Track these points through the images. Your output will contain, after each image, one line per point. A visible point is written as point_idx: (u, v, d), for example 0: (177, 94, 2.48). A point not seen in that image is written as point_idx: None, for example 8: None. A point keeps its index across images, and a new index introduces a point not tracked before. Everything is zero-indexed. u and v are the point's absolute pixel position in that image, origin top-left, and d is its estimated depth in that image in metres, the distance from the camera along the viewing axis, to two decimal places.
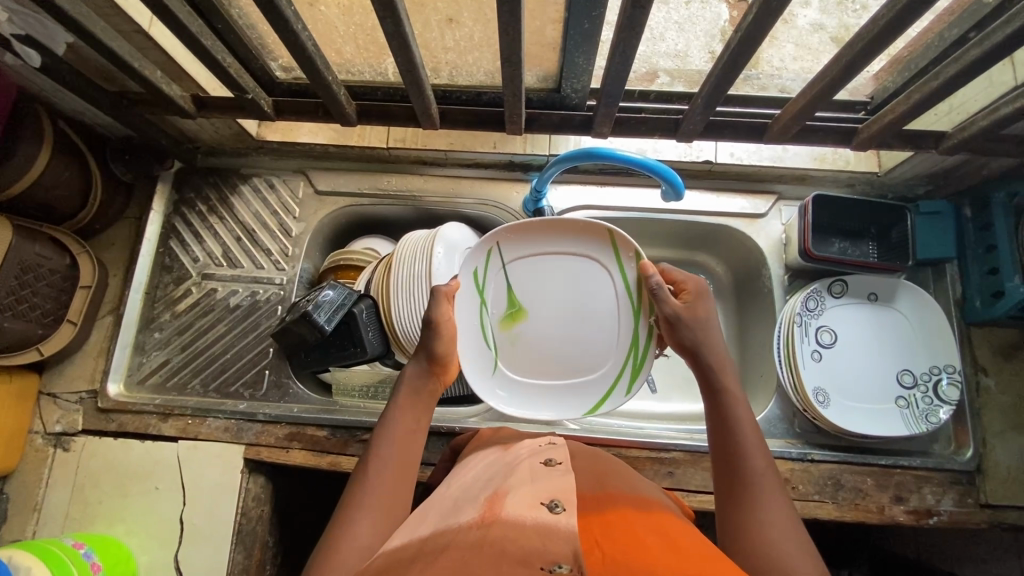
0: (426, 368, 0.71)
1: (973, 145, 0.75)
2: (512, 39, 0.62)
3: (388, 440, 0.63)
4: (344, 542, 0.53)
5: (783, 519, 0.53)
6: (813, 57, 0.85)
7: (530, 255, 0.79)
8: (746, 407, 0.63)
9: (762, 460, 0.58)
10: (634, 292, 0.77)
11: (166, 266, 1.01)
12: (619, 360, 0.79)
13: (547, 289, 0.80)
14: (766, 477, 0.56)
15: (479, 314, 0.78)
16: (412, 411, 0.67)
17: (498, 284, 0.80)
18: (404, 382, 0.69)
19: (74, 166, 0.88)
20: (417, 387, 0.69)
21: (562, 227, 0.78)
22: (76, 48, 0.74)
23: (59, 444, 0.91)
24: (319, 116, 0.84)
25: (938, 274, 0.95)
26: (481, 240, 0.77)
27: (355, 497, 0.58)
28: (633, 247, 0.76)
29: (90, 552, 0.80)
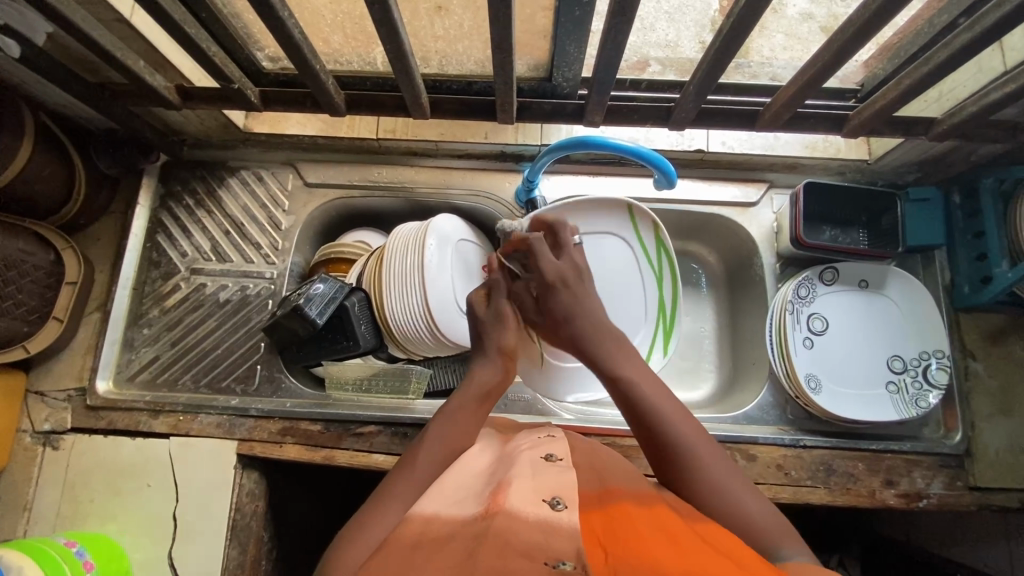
0: (498, 364, 0.68)
1: (962, 131, 0.75)
2: (503, 26, 0.61)
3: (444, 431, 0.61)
4: (371, 526, 0.52)
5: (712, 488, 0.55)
6: (803, 47, 0.82)
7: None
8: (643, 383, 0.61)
9: (686, 424, 0.58)
10: (653, 254, 0.93)
11: (154, 261, 0.99)
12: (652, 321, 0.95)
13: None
14: (700, 444, 0.57)
15: None
16: (471, 410, 0.64)
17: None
18: (475, 378, 0.67)
19: (57, 160, 0.86)
20: (489, 388, 0.66)
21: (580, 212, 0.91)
22: (57, 38, 0.73)
23: (48, 442, 0.89)
24: (307, 106, 0.82)
25: (927, 261, 0.96)
26: (504, 228, 0.87)
27: (394, 479, 0.57)
28: (650, 217, 0.91)
29: (82, 551, 0.79)
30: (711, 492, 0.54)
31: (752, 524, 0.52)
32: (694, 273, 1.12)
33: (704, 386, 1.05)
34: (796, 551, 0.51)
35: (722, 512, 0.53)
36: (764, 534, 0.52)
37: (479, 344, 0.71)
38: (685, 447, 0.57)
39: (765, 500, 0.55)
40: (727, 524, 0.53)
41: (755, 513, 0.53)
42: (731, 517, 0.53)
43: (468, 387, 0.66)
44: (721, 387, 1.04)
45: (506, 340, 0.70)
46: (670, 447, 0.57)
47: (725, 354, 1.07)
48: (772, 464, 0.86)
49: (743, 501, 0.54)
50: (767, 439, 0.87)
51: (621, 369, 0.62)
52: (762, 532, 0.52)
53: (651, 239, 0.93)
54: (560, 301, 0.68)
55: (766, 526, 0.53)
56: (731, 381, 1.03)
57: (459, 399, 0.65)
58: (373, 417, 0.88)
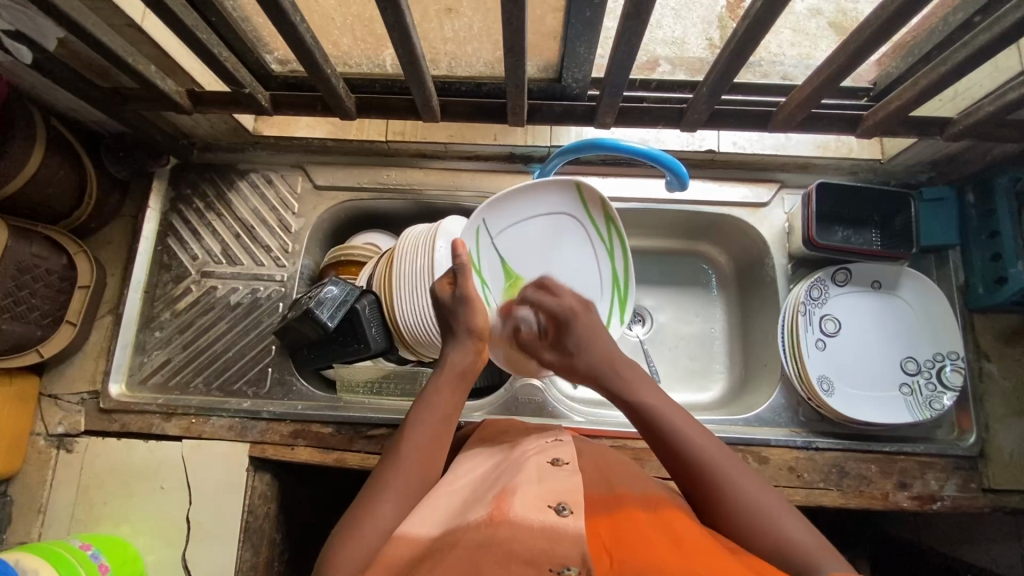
0: (469, 347, 0.70)
1: (978, 130, 0.74)
2: (515, 29, 0.60)
3: (423, 418, 0.63)
4: (367, 524, 0.53)
5: (747, 500, 0.52)
6: (812, 44, 0.83)
7: (514, 222, 0.83)
8: (660, 399, 0.60)
9: (707, 441, 0.56)
10: (603, 230, 0.88)
11: (165, 264, 1.00)
12: (606, 296, 0.90)
13: (536, 253, 0.85)
14: (720, 457, 0.55)
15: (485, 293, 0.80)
16: (450, 390, 0.65)
17: (491, 259, 0.81)
18: (450, 362, 0.68)
19: (68, 165, 0.87)
20: (464, 368, 0.68)
21: (529, 191, 0.82)
22: (68, 44, 0.73)
23: (62, 445, 0.90)
24: (318, 110, 0.83)
25: (941, 261, 0.95)
26: (472, 218, 0.78)
27: (385, 472, 0.58)
28: (598, 195, 0.85)
29: (98, 553, 0.79)
30: (744, 509, 0.52)
31: (788, 541, 0.50)
32: (704, 274, 1.11)
33: (715, 388, 1.05)
34: (843, 572, 0.48)
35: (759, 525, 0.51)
36: (804, 553, 0.50)
37: (448, 328, 0.71)
38: (709, 459, 0.55)
39: (801, 518, 0.53)
40: (764, 540, 0.51)
41: (794, 534, 0.51)
42: (770, 537, 0.51)
43: (445, 371, 0.67)
44: (732, 388, 1.04)
45: (476, 319, 0.70)
46: (687, 454, 0.56)
47: (736, 355, 1.06)
48: (784, 467, 0.86)
49: (779, 520, 0.51)
50: (780, 441, 0.87)
51: (635, 388, 0.61)
52: (802, 552, 0.50)
53: (600, 215, 0.87)
54: (574, 333, 0.67)
55: (809, 547, 0.50)
56: (742, 383, 1.03)
57: (436, 383, 0.66)
58: (385, 420, 0.88)
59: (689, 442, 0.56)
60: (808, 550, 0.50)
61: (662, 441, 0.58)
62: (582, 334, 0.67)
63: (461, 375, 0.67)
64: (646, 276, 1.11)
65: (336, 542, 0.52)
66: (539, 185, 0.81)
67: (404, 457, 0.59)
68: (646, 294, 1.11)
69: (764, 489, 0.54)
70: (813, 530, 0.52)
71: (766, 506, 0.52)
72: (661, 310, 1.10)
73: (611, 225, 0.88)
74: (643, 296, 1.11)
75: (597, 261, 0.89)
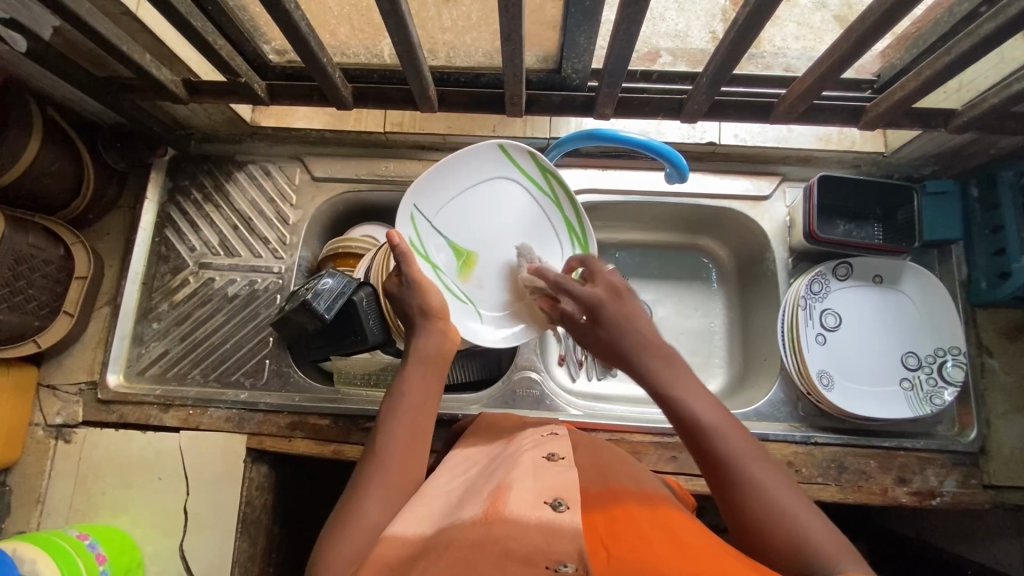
0: (434, 330, 0.67)
1: (983, 123, 0.73)
2: (512, 17, 0.60)
3: (397, 410, 0.61)
4: (353, 524, 0.52)
5: (773, 500, 0.51)
6: (817, 36, 0.81)
7: (452, 198, 0.77)
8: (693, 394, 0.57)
9: (736, 436, 0.55)
10: (542, 182, 0.80)
11: (163, 255, 0.99)
12: (565, 247, 0.82)
13: (480, 220, 0.78)
14: (748, 457, 0.54)
15: (434, 275, 0.75)
16: (420, 377, 0.64)
17: (437, 241, 0.76)
18: (416, 348, 0.66)
19: (65, 155, 0.86)
20: (432, 353, 0.66)
21: (456, 163, 0.76)
22: (64, 32, 0.73)
23: (60, 436, 0.90)
24: (315, 100, 0.82)
25: (943, 255, 0.94)
26: (402, 205, 0.72)
27: (369, 472, 0.57)
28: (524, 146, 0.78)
29: (95, 544, 0.79)
30: (760, 501, 0.52)
31: (808, 542, 0.49)
32: (703, 268, 1.10)
33: (713, 382, 1.04)
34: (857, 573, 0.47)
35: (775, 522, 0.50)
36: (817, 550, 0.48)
37: (407, 320, 0.69)
38: (738, 456, 0.54)
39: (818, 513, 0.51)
40: (778, 535, 0.50)
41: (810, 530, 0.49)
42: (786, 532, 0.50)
43: (413, 359, 0.65)
44: (731, 383, 1.03)
45: (431, 300, 0.68)
46: (718, 451, 0.54)
47: (736, 349, 1.06)
48: (782, 461, 0.85)
49: (799, 517, 0.50)
50: (778, 436, 0.86)
51: (671, 380, 0.58)
52: (817, 548, 0.48)
53: (533, 168, 0.79)
54: (608, 317, 0.62)
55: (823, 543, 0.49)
56: (742, 377, 1.02)
57: (405, 372, 0.64)
58: None
59: (720, 440, 0.55)
60: (830, 546, 0.49)
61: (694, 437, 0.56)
62: (612, 319, 0.62)
63: (430, 367, 0.65)
64: (645, 270, 1.11)
65: (325, 544, 0.52)
66: (468, 152, 0.76)
67: (382, 454, 0.58)
68: (645, 288, 1.10)
69: (789, 486, 0.53)
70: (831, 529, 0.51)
71: (789, 503, 0.51)
72: (660, 304, 1.09)
73: (549, 173, 0.80)
74: (641, 290, 1.10)
75: (545, 216, 0.81)
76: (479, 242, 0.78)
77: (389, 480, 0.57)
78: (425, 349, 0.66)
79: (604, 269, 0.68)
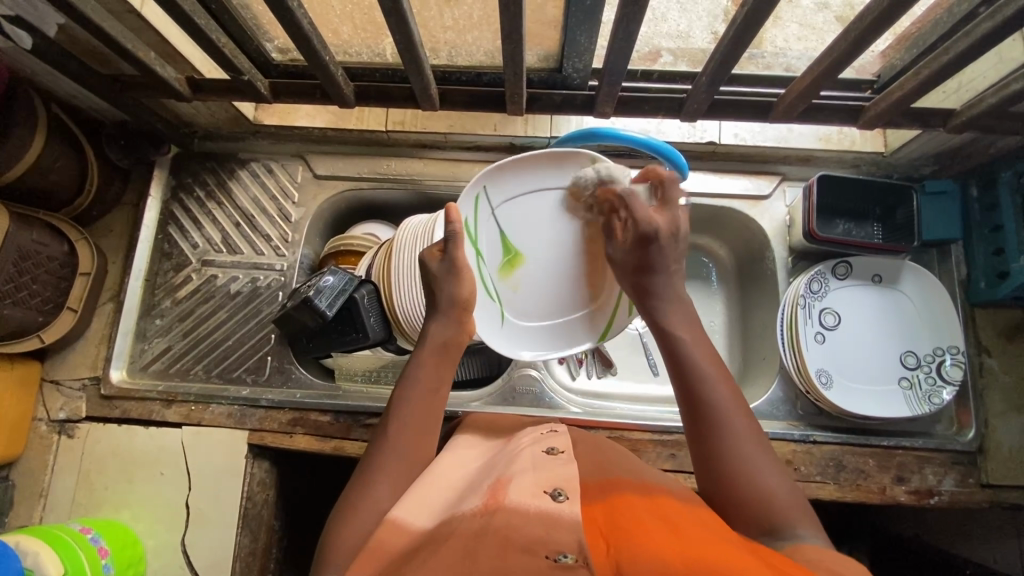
0: (453, 319, 0.66)
1: (982, 122, 0.74)
2: (512, 16, 0.60)
3: (408, 397, 0.61)
4: (359, 510, 0.53)
5: (747, 456, 0.53)
6: (818, 37, 0.81)
7: (521, 193, 0.74)
8: (702, 350, 0.59)
9: (727, 391, 0.56)
10: (612, 212, 0.75)
11: (166, 252, 1.00)
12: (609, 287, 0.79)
13: (541, 227, 0.75)
14: (736, 413, 0.55)
15: (475, 264, 0.74)
16: (434, 366, 0.63)
17: (489, 230, 0.74)
18: (431, 336, 0.65)
19: (69, 152, 0.87)
20: (446, 342, 0.65)
21: (536, 164, 0.71)
22: (68, 30, 0.73)
23: (63, 431, 0.91)
24: (317, 97, 0.82)
25: (942, 255, 0.94)
26: (468, 184, 0.71)
27: (375, 458, 0.58)
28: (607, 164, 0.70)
29: (97, 537, 0.80)
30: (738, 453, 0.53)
31: (771, 499, 0.51)
32: (704, 267, 1.10)
33: None
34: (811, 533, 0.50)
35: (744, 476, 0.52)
36: (776, 504, 0.51)
37: (432, 303, 0.67)
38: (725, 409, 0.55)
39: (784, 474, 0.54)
40: (745, 489, 0.52)
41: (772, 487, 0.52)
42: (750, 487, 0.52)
43: (426, 346, 0.65)
44: None
45: (462, 289, 0.66)
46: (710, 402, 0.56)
47: (736, 349, 1.06)
48: (781, 460, 0.85)
49: (768, 476, 0.52)
50: (777, 434, 0.87)
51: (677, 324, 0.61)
52: (778, 507, 0.51)
53: (612, 195, 0.73)
54: (660, 253, 0.63)
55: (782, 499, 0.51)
56: (742, 376, 1.02)
57: (418, 359, 0.64)
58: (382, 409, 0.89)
59: (714, 391, 0.56)
60: (792, 508, 0.51)
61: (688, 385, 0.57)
62: (661, 252, 0.63)
63: (443, 354, 0.64)
64: None
65: (333, 525, 0.53)
66: (547, 155, 0.71)
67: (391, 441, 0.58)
68: None
69: (767, 446, 0.55)
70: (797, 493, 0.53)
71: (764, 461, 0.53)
72: None
73: (623, 205, 0.74)
74: None
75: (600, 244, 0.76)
76: (534, 249, 0.76)
77: (395, 468, 0.57)
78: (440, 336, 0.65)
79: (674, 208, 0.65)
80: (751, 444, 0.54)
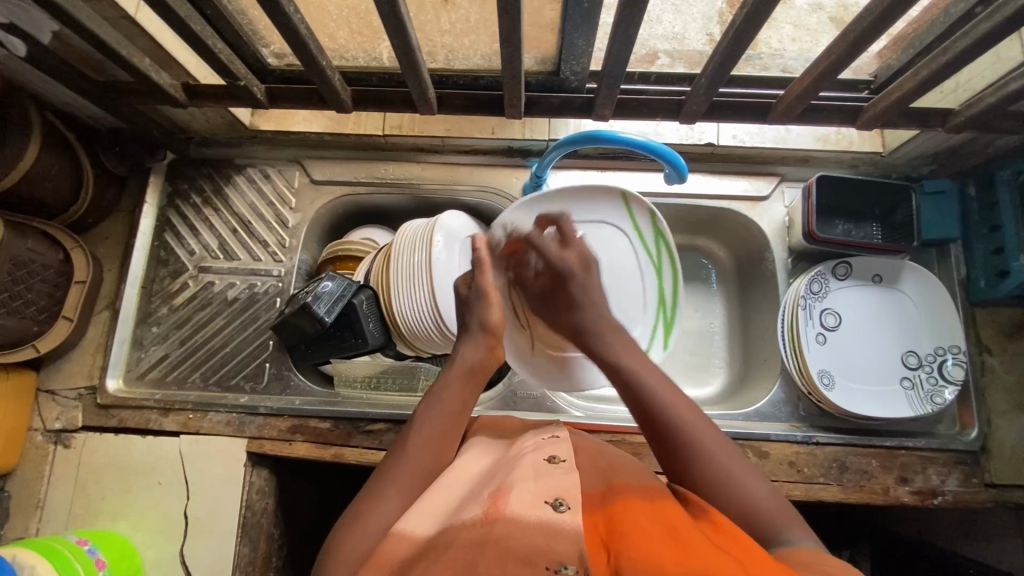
0: (483, 343, 0.67)
1: (980, 122, 0.74)
2: (511, 19, 0.60)
3: (433, 414, 0.62)
4: (368, 516, 0.53)
5: (718, 468, 0.54)
6: (813, 38, 0.80)
7: None
8: (652, 372, 0.60)
9: (683, 407, 0.58)
10: (652, 245, 0.90)
11: (162, 259, 0.99)
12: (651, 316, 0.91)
13: None
14: (695, 426, 0.56)
15: (505, 294, 0.83)
16: (460, 388, 0.64)
17: None
18: (461, 358, 0.66)
19: (63, 160, 0.86)
20: (474, 365, 0.66)
21: (583, 197, 0.87)
22: (62, 37, 0.73)
23: (59, 441, 0.90)
24: (315, 103, 0.82)
25: (942, 254, 0.94)
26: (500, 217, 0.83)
27: (393, 468, 0.58)
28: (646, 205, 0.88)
29: (94, 549, 0.79)
30: (708, 467, 0.54)
31: (754, 510, 0.52)
32: (703, 269, 1.10)
33: (714, 383, 1.04)
34: (801, 536, 0.50)
35: (724, 490, 0.53)
36: (765, 518, 0.52)
37: (461, 327, 0.69)
38: (686, 425, 0.56)
39: (766, 481, 0.55)
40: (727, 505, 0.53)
41: (755, 500, 0.53)
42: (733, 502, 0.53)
43: (456, 367, 0.66)
44: (732, 383, 1.03)
45: (491, 315, 0.68)
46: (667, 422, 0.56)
47: (736, 350, 1.05)
48: (784, 461, 0.85)
49: (746, 486, 0.53)
50: (780, 436, 0.86)
51: (619, 350, 0.62)
52: (764, 515, 0.52)
53: (648, 229, 0.89)
54: (574, 291, 0.67)
55: (769, 512, 0.52)
56: (742, 377, 1.02)
57: (447, 379, 0.65)
58: (383, 415, 0.88)
59: (670, 410, 0.57)
60: (774, 512, 0.52)
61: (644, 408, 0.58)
62: (580, 290, 0.67)
63: (470, 374, 0.65)
64: None
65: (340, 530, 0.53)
66: (578, 192, 0.86)
67: (409, 454, 0.59)
68: None
69: (738, 455, 0.56)
70: (779, 497, 0.54)
71: (736, 470, 0.54)
72: None
73: (661, 241, 0.89)
74: None
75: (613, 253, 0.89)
76: None
77: (413, 481, 0.57)
78: (471, 359, 0.66)
79: (573, 234, 0.70)
80: (723, 457, 0.55)
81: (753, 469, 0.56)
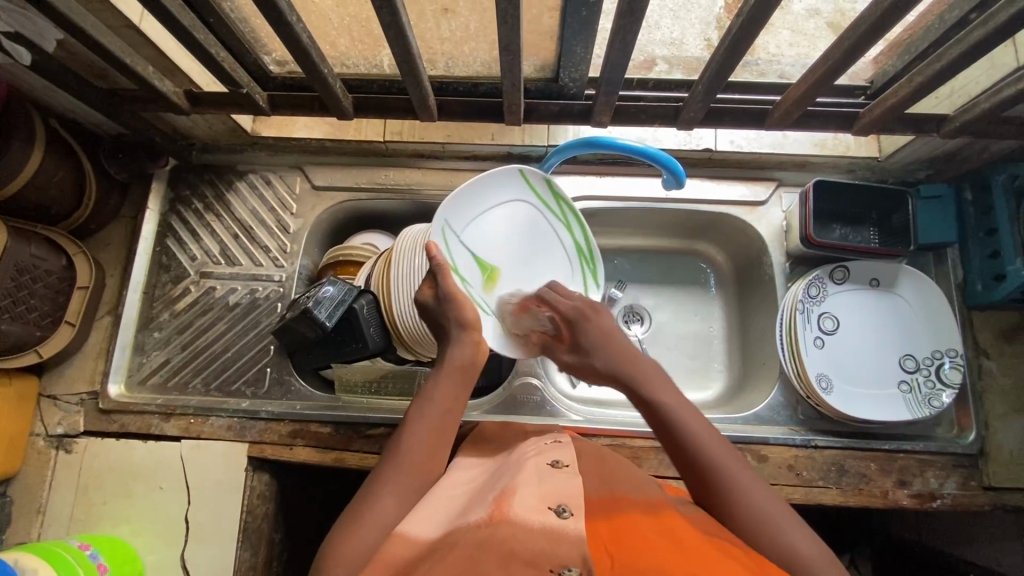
0: (468, 341, 0.67)
1: (975, 127, 0.75)
2: (510, 27, 0.60)
3: (424, 412, 0.61)
4: (364, 518, 0.53)
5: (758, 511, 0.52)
6: (811, 44, 0.80)
7: (476, 216, 0.77)
8: (688, 412, 0.58)
9: (721, 449, 0.56)
10: (554, 207, 0.83)
11: (164, 265, 1.00)
12: (577, 272, 0.86)
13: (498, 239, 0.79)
14: (735, 468, 0.54)
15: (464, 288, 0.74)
16: (451, 384, 0.64)
17: (463, 255, 0.76)
18: (450, 356, 0.66)
19: (67, 166, 0.87)
20: (464, 362, 0.66)
21: (493, 178, 0.77)
22: (67, 45, 0.74)
23: (61, 446, 0.90)
24: (316, 110, 0.83)
25: (939, 259, 0.95)
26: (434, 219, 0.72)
27: (386, 469, 0.58)
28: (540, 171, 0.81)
29: (96, 554, 0.79)
30: (747, 512, 0.52)
31: (794, 553, 0.50)
32: (702, 273, 1.11)
33: (714, 386, 1.05)
34: None
35: (762, 533, 0.51)
36: (804, 561, 0.49)
37: (438, 331, 0.69)
38: (724, 468, 0.54)
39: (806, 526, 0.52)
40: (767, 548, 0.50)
41: (798, 544, 0.50)
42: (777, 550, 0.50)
43: (446, 366, 0.65)
44: (731, 387, 1.04)
45: (468, 312, 0.68)
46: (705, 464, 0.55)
47: (735, 354, 1.06)
48: (783, 465, 0.85)
49: (785, 530, 0.51)
50: (779, 440, 0.87)
51: (652, 385, 0.61)
52: (803, 560, 0.49)
53: (546, 192, 0.82)
54: (588, 333, 0.67)
55: (811, 557, 0.50)
56: (741, 381, 1.03)
57: (437, 378, 0.64)
58: (383, 419, 0.88)
59: (709, 451, 0.55)
60: (817, 559, 0.50)
61: (679, 447, 0.57)
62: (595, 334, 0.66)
63: (459, 371, 0.65)
64: (644, 275, 1.11)
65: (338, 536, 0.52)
66: (490, 173, 0.76)
67: (400, 456, 0.58)
68: (644, 293, 1.11)
69: (777, 497, 0.54)
70: (820, 543, 0.51)
71: (778, 511, 0.52)
72: (659, 308, 1.10)
73: (563, 201, 0.83)
74: (640, 296, 1.11)
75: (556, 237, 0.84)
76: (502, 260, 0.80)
77: (405, 484, 0.56)
78: (460, 356, 0.66)
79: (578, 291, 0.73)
80: (763, 501, 0.53)
81: (793, 512, 0.53)
